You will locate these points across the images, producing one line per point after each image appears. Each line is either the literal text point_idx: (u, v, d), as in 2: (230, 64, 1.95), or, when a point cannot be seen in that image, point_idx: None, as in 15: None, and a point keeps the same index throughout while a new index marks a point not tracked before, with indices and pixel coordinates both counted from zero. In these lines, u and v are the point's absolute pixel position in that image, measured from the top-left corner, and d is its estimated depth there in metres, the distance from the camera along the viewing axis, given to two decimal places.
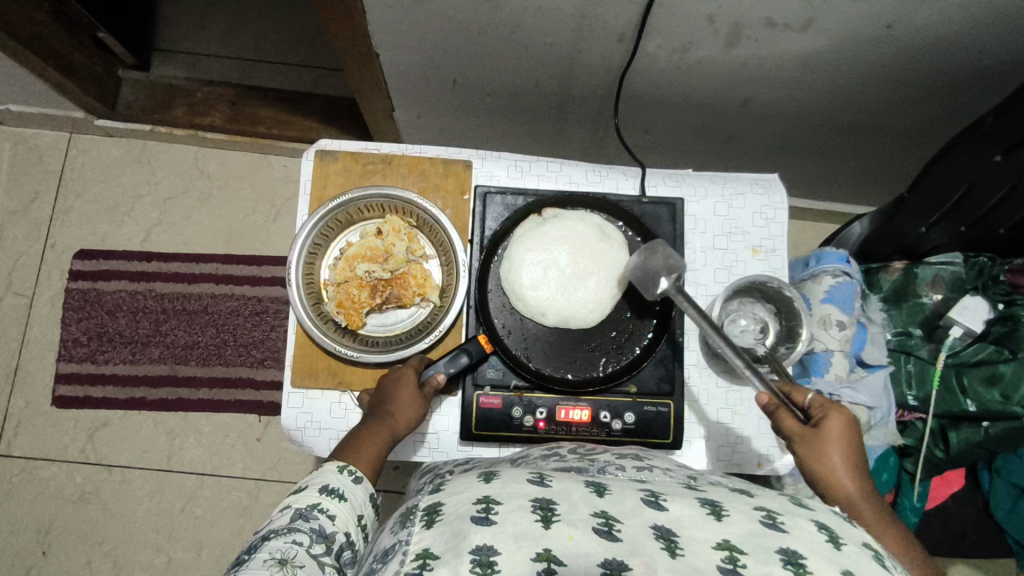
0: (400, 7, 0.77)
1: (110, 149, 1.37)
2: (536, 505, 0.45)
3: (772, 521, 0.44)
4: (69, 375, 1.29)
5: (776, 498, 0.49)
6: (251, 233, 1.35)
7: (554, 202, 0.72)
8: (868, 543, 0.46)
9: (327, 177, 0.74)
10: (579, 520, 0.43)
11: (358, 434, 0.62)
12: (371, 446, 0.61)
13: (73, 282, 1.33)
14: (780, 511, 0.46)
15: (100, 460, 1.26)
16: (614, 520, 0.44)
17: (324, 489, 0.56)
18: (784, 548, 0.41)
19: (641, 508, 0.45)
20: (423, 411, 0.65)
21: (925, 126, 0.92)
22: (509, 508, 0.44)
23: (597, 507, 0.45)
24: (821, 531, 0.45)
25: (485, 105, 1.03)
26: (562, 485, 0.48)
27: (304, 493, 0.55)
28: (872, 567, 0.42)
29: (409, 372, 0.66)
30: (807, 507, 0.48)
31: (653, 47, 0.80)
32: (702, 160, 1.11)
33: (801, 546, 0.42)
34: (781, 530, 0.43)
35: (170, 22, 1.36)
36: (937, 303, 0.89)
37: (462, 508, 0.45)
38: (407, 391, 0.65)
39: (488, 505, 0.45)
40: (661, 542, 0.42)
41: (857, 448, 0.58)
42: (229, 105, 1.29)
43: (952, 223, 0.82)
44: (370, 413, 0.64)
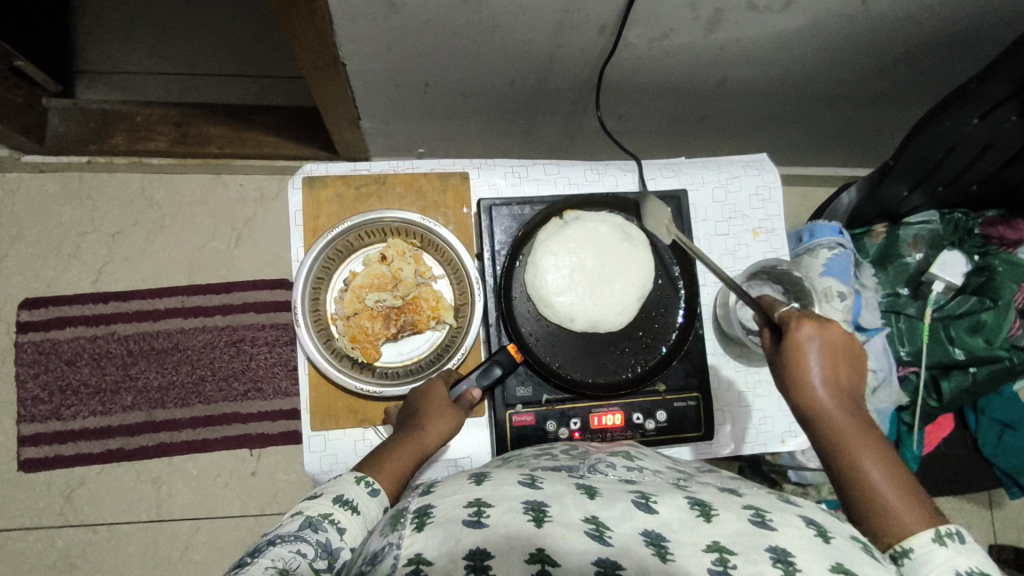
0: (370, 15, 0.72)
1: (44, 187, 1.25)
2: (528, 506, 0.43)
3: (760, 519, 0.43)
4: (34, 436, 1.20)
5: (763, 496, 0.47)
6: (213, 260, 1.27)
7: (575, 204, 0.70)
8: (856, 536, 0.45)
9: (319, 207, 0.70)
10: (570, 522, 0.41)
11: (392, 443, 0.59)
12: (404, 456, 0.58)
13: (22, 335, 1.22)
14: (768, 508, 0.45)
15: (82, 520, 1.18)
16: (605, 526, 0.42)
17: (337, 498, 0.50)
18: (773, 547, 0.40)
19: (631, 512, 0.43)
20: (455, 425, 0.62)
21: (890, 90, 0.95)
22: (501, 510, 0.42)
23: (587, 510, 0.43)
24: (809, 526, 0.43)
25: (458, 106, 0.99)
26: (553, 486, 0.46)
27: (318, 500, 0.50)
28: (862, 561, 0.41)
29: (441, 385, 0.64)
30: (794, 503, 0.47)
31: (634, 37, 0.79)
32: (676, 140, 1.11)
33: (791, 545, 0.41)
34: (770, 528, 0.42)
35: (93, 41, 1.25)
36: (920, 261, 0.94)
37: (451, 511, 0.42)
38: (440, 402, 0.62)
39: (479, 508, 0.42)
40: (652, 549, 0.40)
41: (834, 353, 0.54)
42: (173, 126, 1.18)
43: (930, 185, 0.86)
44: (404, 424, 0.61)
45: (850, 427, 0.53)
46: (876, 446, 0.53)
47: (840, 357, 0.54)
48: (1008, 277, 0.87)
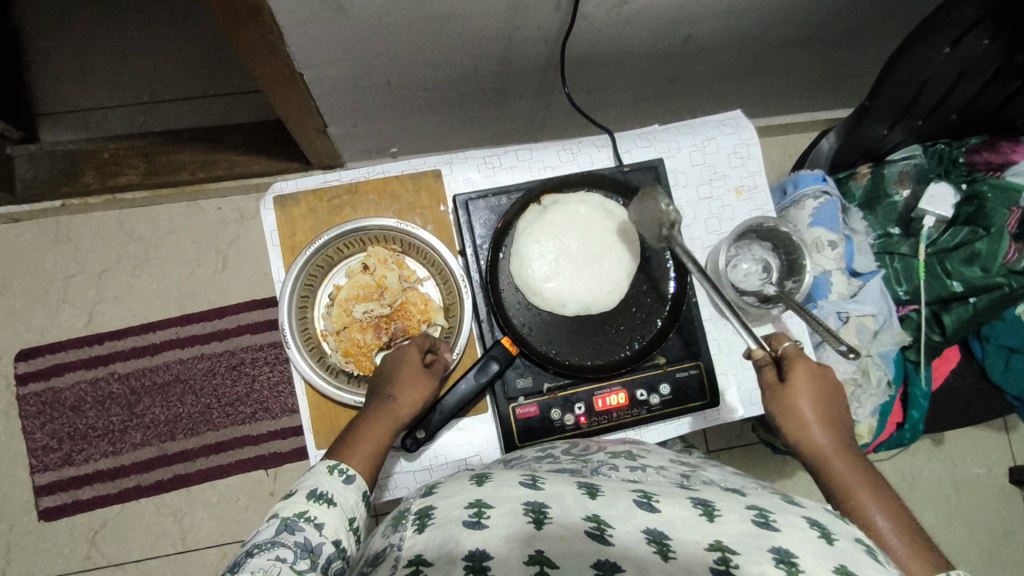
0: (320, 22, 0.70)
1: (20, 237, 1.24)
2: (528, 507, 0.42)
3: (764, 520, 0.42)
4: (49, 485, 1.20)
5: (768, 497, 0.47)
6: (202, 287, 1.26)
7: (550, 187, 0.69)
8: (860, 537, 0.44)
9: (294, 224, 0.69)
10: (570, 524, 0.41)
11: (363, 422, 0.59)
12: (376, 435, 0.59)
13: (22, 386, 1.22)
14: (772, 509, 0.44)
15: (109, 560, 1.19)
16: (605, 525, 0.41)
17: (311, 493, 0.52)
18: (776, 548, 0.39)
19: (632, 511, 0.43)
20: (426, 389, 0.62)
21: (859, 26, 0.93)
22: (501, 512, 0.42)
23: (588, 510, 0.43)
24: (813, 527, 0.42)
25: (424, 101, 0.97)
26: (555, 488, 0.46)
27: (294, 498, 0.52)
28: (865, 560, 0.40)
29: (411, 353, 0.63)
30: (798, 503, 0.46)
31: (592, 8, 0.77)
32: (650, 106, 1.10)
33: (794, 545, 0.39)
34: (773, 529, 0.41)
35: (47, 82, 1.22)
36: (908, 198, 0.92)
37: (453, 512, 0.43)
38: (410, 372, 0.62)
39: (480, 509, 0.42)
40: (653, 545, 0.40)
41: (831, 398, 0.60)
42: (142, 157, 1.16)
43: (909, 121, 0.85)
44: (372, 398, 0.61)
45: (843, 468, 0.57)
46: (877, 491, 0.55)
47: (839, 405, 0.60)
48: (997, 203, 0.86)
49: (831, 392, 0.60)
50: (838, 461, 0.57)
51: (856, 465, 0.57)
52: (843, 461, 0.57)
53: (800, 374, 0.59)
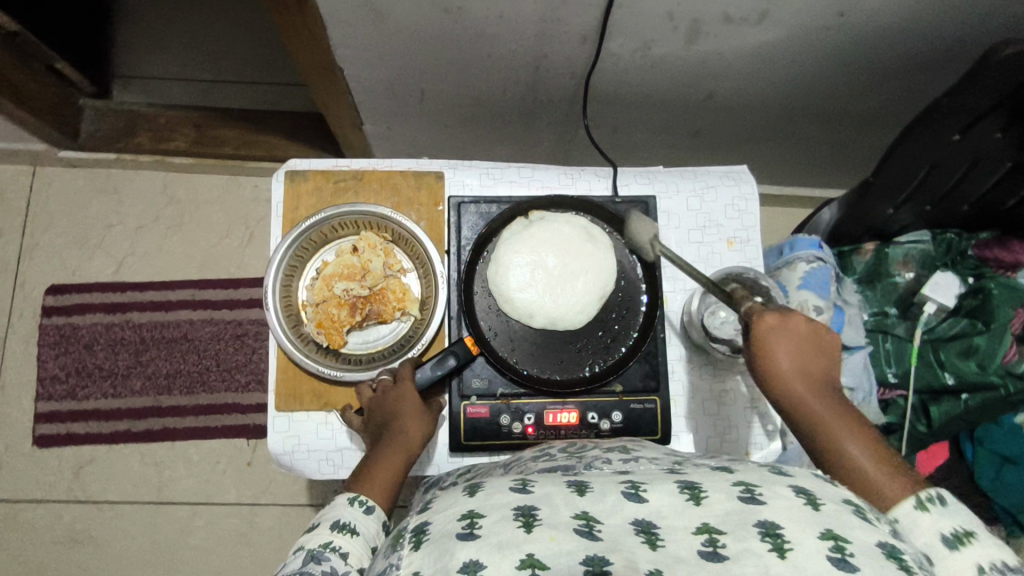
0: (360, 23, 0.76)
1: (75, 182, 1.34)
2: (518, 512, 0.42)
3: (750, 494, 0.41)
4: (49, 414, 1.27)
5: (756, 470, 0.46)
6: (226, 257, 1.33)
7: (539, 204, 0.72)
8: (848, 497, 0.43)
9: (298, 199, 0.74)
10: (560, 523, 0.41)
11: (376, 457, 0.61)
12: (390, 467, 0.60)
13: (46, 318, 1.30)
14: (758, 482, 0.43)
15: (87, 497, 1.24)
16: (594, 521, 0.41)
17: (334, 524, 0.53)
18: (762, 521, 0.39)
19: (620, 504, 0.42)
20: (427, 423, 0.65)
21: (885, 104, 0.95)
22: (493, 519, 0.42)
23: (577, 507, 0.42)
24: (799, 495, 0.41)
25: (453, 115, 1.02)
26: (545, 489, 0.44)
27: (317, 531, 0.52)
28: (855, 528, 0.39)
29: (409, 386, 0.65)
30: (786, 472, 0.45)
31: (616, 48, 0.81)
32: (672, 155, 1.13)
33: (779, 516, 0.39)
34: (760, 503, 0.41)
35: (127, 49, 1.34)
36: (910, 281, 0.91)
37: (447, 525, 0.43)
38: (412, 406, 0.64)
39: (472, 519, 0.42)
40: (641, 536, 0.40)
41: (806, 345, 0.52)
42: (193, 127, 1.28)
43: (918, 202, 0.84)
44: (383, 431, 0.63)
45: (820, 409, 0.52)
46: (854, 425, 0.52)
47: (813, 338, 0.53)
48: (1004, 300, 0.83)
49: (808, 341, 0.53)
50: (822, 410, 0.52)
51: (833, 403, 0.52)
52: (821, 401, 0.52)
53: (771, 333, 0.52)
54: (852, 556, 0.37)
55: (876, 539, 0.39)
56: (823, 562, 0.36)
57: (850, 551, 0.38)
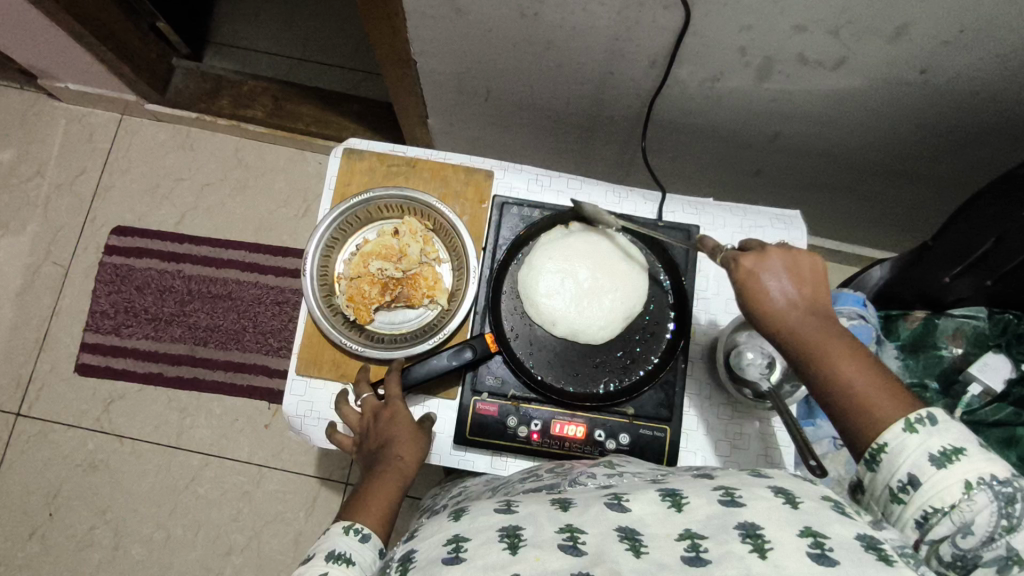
0: (439, 18, 0.79)
1: (156, 134, 1.43)
2: (503, 533, 0.42)
3: (729, 497, 0.41)
4: (93, 345, 1.34)
5: (735, 474, 0.45)
6: (280, 225, 1.38)
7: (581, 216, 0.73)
8: (828, 493, 0.42)
9: (351, 175, 0.77)
10: (545, 540, 0.40)
11: (371, 480, 0.60)
12: (386, 490, 0.60)
13: (107, 256, 1.38)
14: (737, 485, 0.43)
15: (114, 430, 1.30)
16: (578, 533, 0.41)
17: (329, 555, 0.52)
18: (742, 523, 0.38)
19: (602, 513, 0.42)
20: (423, 445, 0.65)
21: (958, 170, 0.91)
22: (478, 542, 0.42)
23: (562, 521, 0.42)
24: (777, 494, 0.41)
25: (516, 120, 1.04)
26: (529, 508, 0.45)
27: (313, 561, 0.52)
28: (835, 523, 0.38)
29: (402, 407, 0.66)
30: (765, 475, 0.44)
31: (684, 75, 0.80)
32: (728, 191, 1.11)
33: (759, 516, 0.39)
34: (739, 505, 0.40)
35: (225, 17, 1.42)
36: (957, 356, 0.87)
37: (432, 552, 0.43)
38: (407, 428, 0.64)
39: (458, 543, 0.43)
40: (625, 543, 0.39)
41: (795, 277, 0.49)
42: (271, 99, 1.34)
43: (977, 275, 0.81)
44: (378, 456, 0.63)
45: (817, 341, 0.47)
46: (847, 347, 0.47)
47: (797, 262, 0.50)
48: None
49: (798, 273, 0.50)
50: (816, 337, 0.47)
51: (825, 325, 0.48)
52: (816, 331, 0.48)
53: (755, 269, 0.50)
54: (832, 550, 0.36)
55: (856, 531, 0.38)
56: (802, 560, 0.36)
57: (829, 545, 0.37)
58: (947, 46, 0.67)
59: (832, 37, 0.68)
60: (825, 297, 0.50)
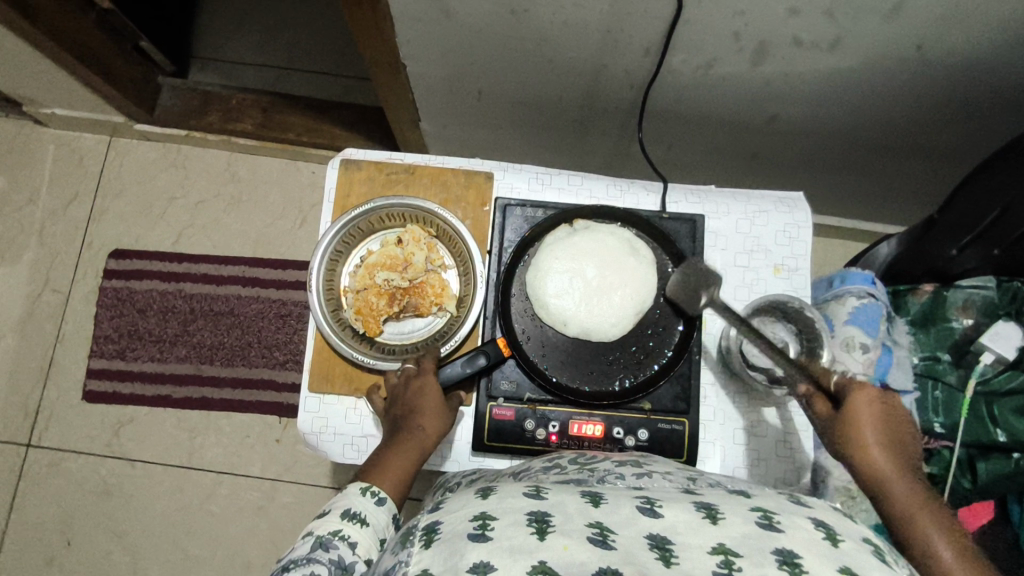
0: (428, 21, 0.77)
1: (146, 154, 1.41)
2: (531, 518, 0.41)
3: (768, 522, 0.41)
4: (99, 371, 1.33)
5: (773, 497, 0.46)
6: (278, 238, 1.38)
7: (584, 213, 0.72)
8: (868, 537, 0.43)
9: (351, 186, 0.76)
10: (575, 530, 0.40)
11: (391, 447, 0.63)
12: (404, 460, 0.62)
13: (106, 280, 1.37)
14: (776, 511, 0.43)
15: (126, 454, 1.30)
16: (609, 531, 0.40)
17: (345, 513, 0.54)
18: (779, 549, 0.38)
19: (635, 516, 0.42)
20: (446, 420, 0.66)
21: (957, 140, 0.91)
22: (505, 524, 0.41)
23: (592, 517, 0.42)
24: (817, 528, 0.41)
25: (509, 118, 1.03)
26: (559, 497, 0.44)
27: (327, 518, 0.54)
28: (872, 566, 0.39)
29: (432, 380, 0.66)
30: (804, 504, 0.45)
31: (678, 63, 0.79)
32: (726, 175, 1.10)
33: (798, 546, 0.39)
34: (777, 531, 0.40)
35: (207, 31, 1.40)
36: (968, 328, 0.86)
37: (459, 526, 0.42)
38: (432, 401, 0.65)
39: (484, 520, 0.41)
40: (656, 551, 0.39)
41: (892, 426, 0.57)
42: (260, 111, 1.33)
43: (984, 244, 0.80)
44: (398, 425, 0.64)
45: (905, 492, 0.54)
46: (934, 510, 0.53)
47: (893, 422, 0.57)
48: None
49: (892, 423, 0.57)
50: (901, 485, 0.54)
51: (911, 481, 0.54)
52: (904, 483, 0.54)
53: (861, 407, 0.57)
54: None
55: None
56: None
57: None
58: (944, 19, 0.66)
59: (827, 17, 0.67)
60: (910, 456, 0.57)
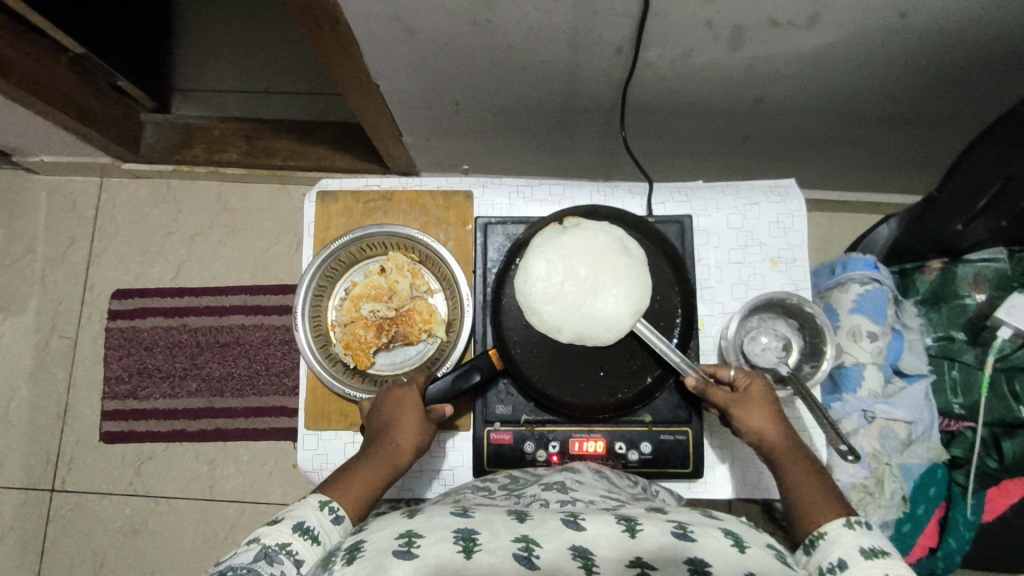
0: (393, 40, 0.76)
1: (139, 191, 1.42)
2: (457, 534, 0.42)
3: (682, 531, 0.43)
4: (113, 411, 1.34)
5: (688, 512, 0.47)
6: (276, 263, 1.37)
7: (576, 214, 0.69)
8: (772, 544, 0.45)
9: (329, 219, 0.75)
10: (500, 547, 0.40)
11: (359, 461, 0.58)
12: (369, 476, 0.57)
13: (111, 321, 1.38)
14: (691, 522, 0.45)
15: (147, 491, 1.31)
16: (534, 545, 0.41)
17: (297, 527, 0.49)
18: (691, 559, 0.41)
19: (558, 530, 0.42)
20: (423, 437, 0.62)
21: (955, 104, 0.87)
22: (432, 540, 0.41)
23: (517, 531, 0.42)
24: (728, 536, 0.43)
25: (490, 126, 1.01)
26: (486, 515, 0.45)
27: (278, 526, 0.49)
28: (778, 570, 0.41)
29: (415, 394, 0.63)
30: (716, 517, 0.47)
31: (653, 56, 0.77)
32: (718, 161, 1.07)
33: (707, 554, 0.41)
34: (690, 539, 0.42)
35: (184, 63, 1.40)
36: (982, 303, 0.83)
37: (384, 543, 0.41)
38: (412, 416, 0.62)
39: (410, 538, 0.41)
40: (579, 560, 0.40)
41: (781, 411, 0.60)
42: (244, 138, 1.31)
43: (991, 217, 0.76)
44: (370, 439, 0.61)
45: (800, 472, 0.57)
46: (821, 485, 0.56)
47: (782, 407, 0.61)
48: None
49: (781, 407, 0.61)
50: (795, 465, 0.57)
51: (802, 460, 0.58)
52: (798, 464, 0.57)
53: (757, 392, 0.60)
54: None
55: None
56: None
57: None
58: None
59: None
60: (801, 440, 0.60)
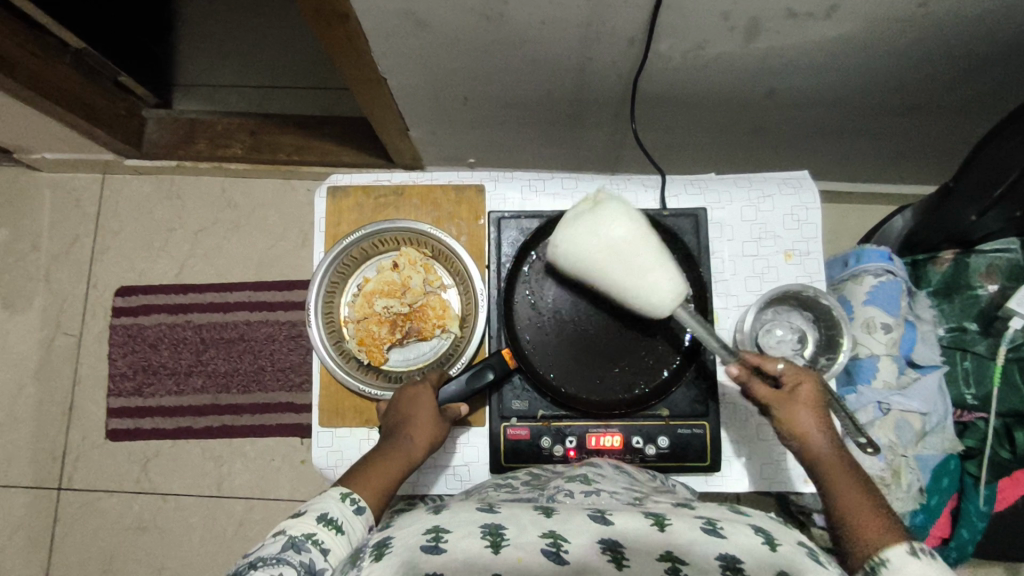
0: (404, 34, 0.75)
1: (141, 187, 1.41)
2: (485, 530, 0.43)
3: (712, 526, 0.43)
4: (119, 409, 1.34)
5: (717, 506, 0.47)
6: (281, 259, 1.37)
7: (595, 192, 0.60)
8: (803, 540, 0.44)
9: (340, 214, 0.74)
10: (530, 543, 0.42)
11: (376, 457, 0.59)
12: (386, 472, 0.58)
13: (116, 318, 1.37)
14: (721, 518, 0.44)
15: (155, 488, 1.31)
16: (562, 540, 0.42)
17: (320, 517, 0.51)
18: (723, 555, 0.41)
19: (585, 523, 0.43)
20: (439, 434, 0.61)
21: (969, 94, 0.87)
22: (461, 535, 0.42)
23: (544, 526, 0.43)
24: (759, 533, 0.43)
25: (498, 119, 1.00)
26: (512, 509, 0.45)
27: (302, 518, 0.51)
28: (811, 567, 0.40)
29: (429, 391, 0.63)
30: (744, 512, 0.46)
31: (667, 48, 0.76)
32: (727, 153, 1.07)
33: (738, 550, 0.41)
34: (721, 536, 0.42)
35: (186, 58, 1.38)
36: (994, 294, 0.83)
37: (413, 539, 0.42)
38: (427, 414, 0.61)
39: (438, 532, 0.42)
40: (608, 555, 0.42)
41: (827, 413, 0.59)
42: (248, 133, 1.30)
43: (1007, 207, 0.75)
44: (386, 436, 0.61)
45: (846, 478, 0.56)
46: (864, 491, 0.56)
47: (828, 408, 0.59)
48: None
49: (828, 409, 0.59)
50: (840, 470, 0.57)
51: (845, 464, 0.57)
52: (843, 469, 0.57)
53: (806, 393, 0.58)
54: None
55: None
56: None
57: None
58: None
59: None
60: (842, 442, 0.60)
